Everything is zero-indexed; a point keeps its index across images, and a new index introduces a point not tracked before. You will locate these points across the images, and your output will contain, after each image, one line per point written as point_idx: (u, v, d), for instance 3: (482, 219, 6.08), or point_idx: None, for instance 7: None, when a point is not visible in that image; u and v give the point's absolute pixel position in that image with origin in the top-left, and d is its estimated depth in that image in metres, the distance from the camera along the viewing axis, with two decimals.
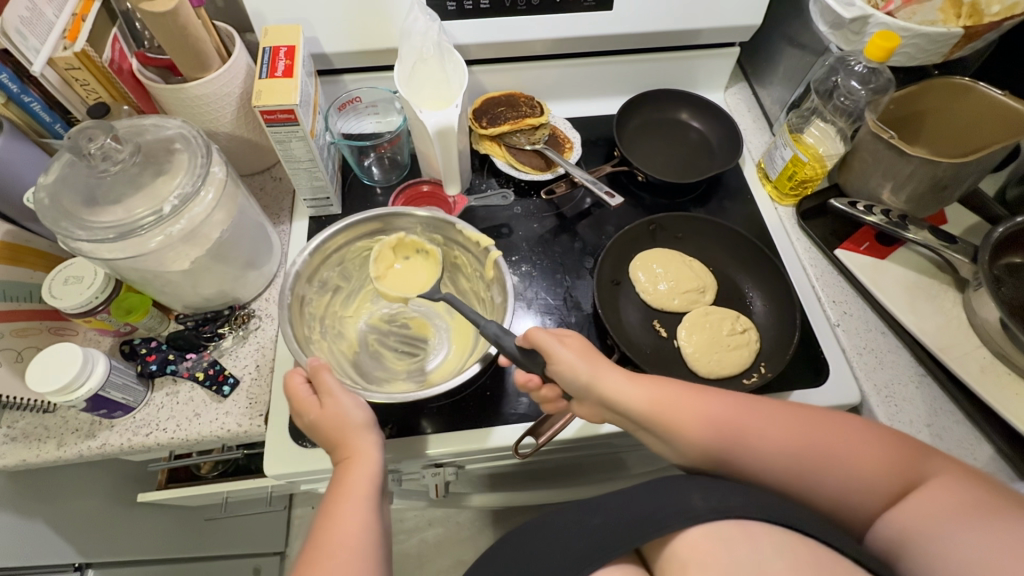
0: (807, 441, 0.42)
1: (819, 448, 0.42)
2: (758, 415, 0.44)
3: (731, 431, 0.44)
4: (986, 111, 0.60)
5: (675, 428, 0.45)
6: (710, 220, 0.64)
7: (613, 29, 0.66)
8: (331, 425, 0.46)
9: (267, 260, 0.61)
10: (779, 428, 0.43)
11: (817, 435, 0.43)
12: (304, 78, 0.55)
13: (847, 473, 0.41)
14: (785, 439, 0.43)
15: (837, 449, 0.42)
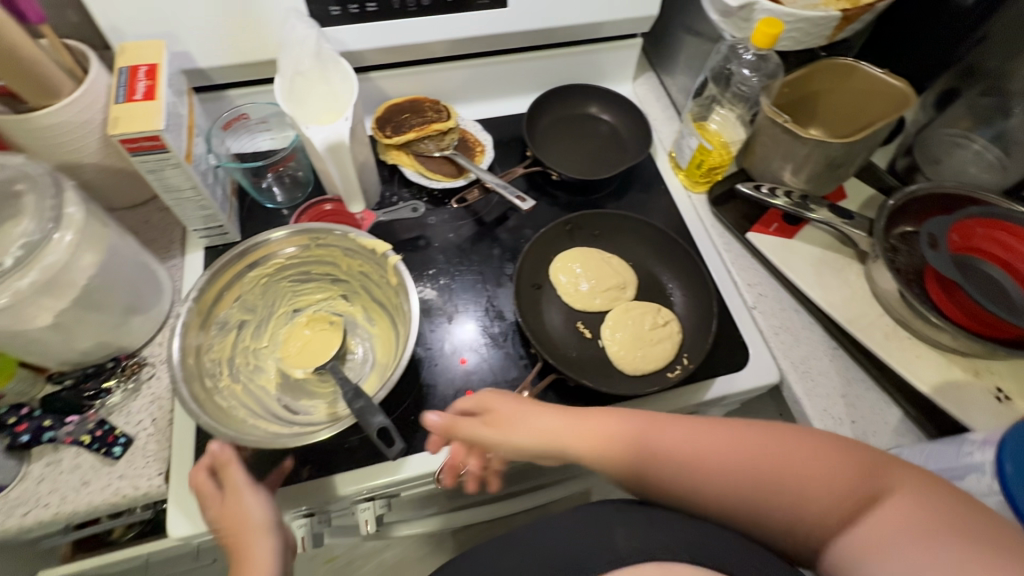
0: (765, 460, 0.41)
1: (770, 467, 0.41)
2: (711, 441, 0.43)
3: (681, 460, 0.43)
4: (870, 89, 0.62)
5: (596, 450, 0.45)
6: (625, 215, 0.64)
7: (512, 26, 0.64)
8: (228, 525, 0.40)
9: (156, 302, 0.55)
10: (737, 451, 0.42)
11: (776, 456, 0.42)
12: (172, 99, 0.50)
13: (804, 497, 0.40)
14: (741, 460, 0.42)
15: (796, 467, 0.41)
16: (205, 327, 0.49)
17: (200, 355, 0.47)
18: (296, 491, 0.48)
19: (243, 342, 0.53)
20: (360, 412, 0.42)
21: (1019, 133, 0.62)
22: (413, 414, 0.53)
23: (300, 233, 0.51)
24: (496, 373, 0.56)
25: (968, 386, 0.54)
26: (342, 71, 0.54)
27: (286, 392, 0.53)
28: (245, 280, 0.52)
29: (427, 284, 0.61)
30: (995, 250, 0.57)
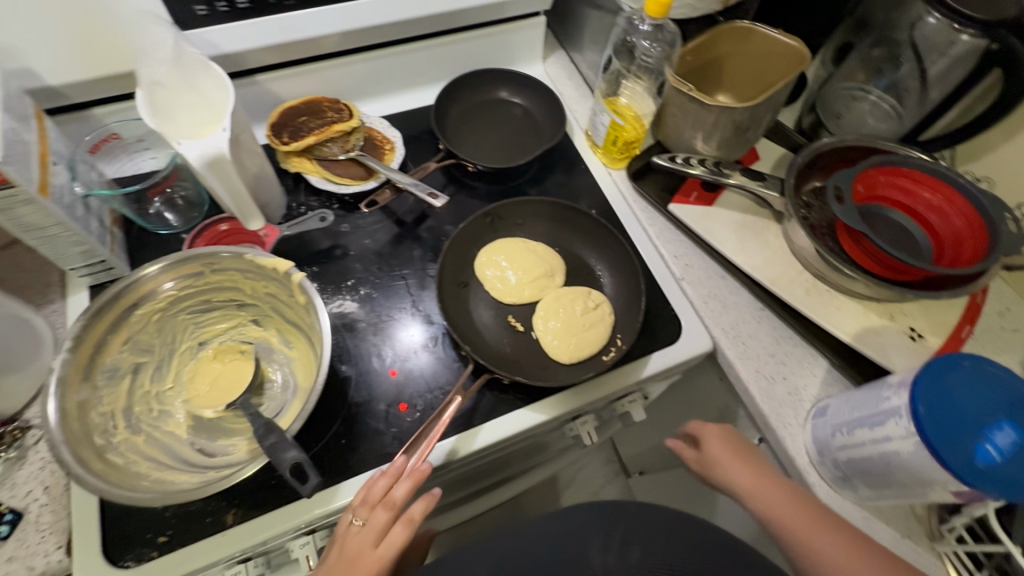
0: (780, 495, 0.48)
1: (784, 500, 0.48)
2: (745, 466, 0.52)
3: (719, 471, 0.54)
4: (768, 50, 0.63)
5: None
6: (544, 200, 0.63)
7: (405, 13, 0.60)
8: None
9: (34, 355, 0.49)
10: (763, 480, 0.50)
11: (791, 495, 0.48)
12: (12, 124, 0.44)
13: (813, 534, 0.45)
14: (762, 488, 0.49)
15: (805, 509, 0.46)
16: (89, 379, 0.43)
17: (84, 411, 0.42)
18: (221, 540, 0.45)
19: (140, 388, 0.48)
20: (271, 449, 0.38)
21: (909, 80, 0.64)
22: (343, 437, 0.50)
23: (184, 261, 0.46)
24: (430, 382, 0.53)
25: (885, 330, 0.56)
26: (216, 78, 0.49)
27: (200, 434, 0.48)
28: (133, 320, 0.46)
29: (346, 296, 0.57)
30: (896, 197, 0.60)
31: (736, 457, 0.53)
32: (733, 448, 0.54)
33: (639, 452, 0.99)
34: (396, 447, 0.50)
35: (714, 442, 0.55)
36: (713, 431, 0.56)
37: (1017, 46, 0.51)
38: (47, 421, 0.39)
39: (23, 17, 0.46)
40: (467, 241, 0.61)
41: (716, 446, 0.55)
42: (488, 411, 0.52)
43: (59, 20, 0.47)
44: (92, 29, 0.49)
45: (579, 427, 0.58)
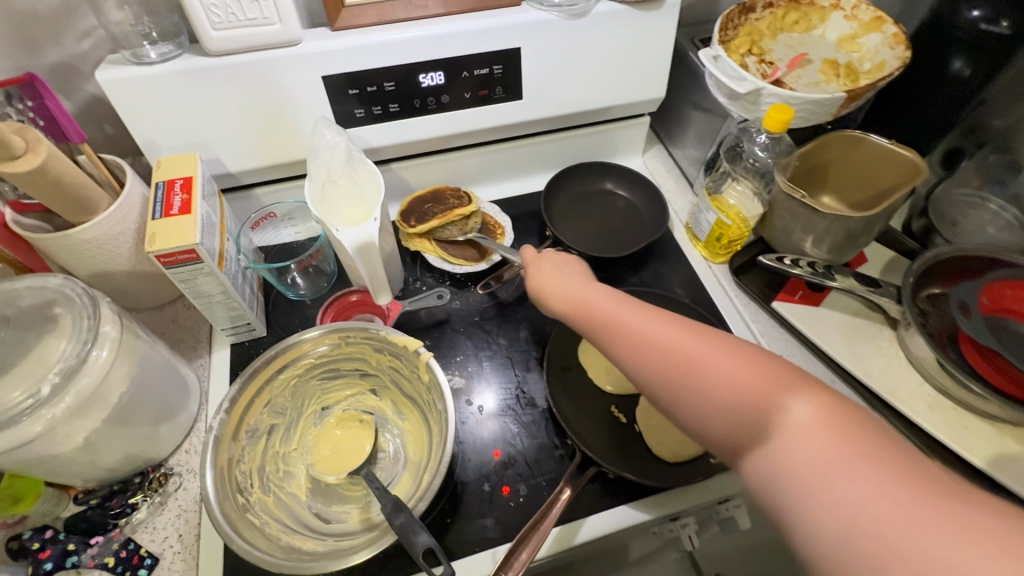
0: (716, 351, 0.37)
1: (727, 362, 0.36)
2: (654, 321, 0.41)
3: (659, 380, 0.39)
4: (882, 158, 0.63)
5: (644, 352, 0.40)
6: (648, 291, 0.64)
7: (528, 115, 0.66)
8: None
9: (184, 407, 0.54)
10: (697, 336, 0.38)
11: (718, 339, 0.38)
12: (206, 208, 0.52)
13: (814, 473, 0.31)
14: (698, 344, 0.38)
15: (756, 378, 0.35)
16: (235, 438, 0.48)
17: (231, 467, 0.46)
18: None
19: (272, 447, 0.52)
20: (401, 529, 0.39)
21: None
22: (448, 516, 0.51)
23: (331, 332, 0.51)
24: (533, 467, 0.54)
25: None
26: (370, 172, 0.55)
27: (318, 498, 0.51)
28: (275, 383, 0.51)
29: (455, 371, 0.60)
30: None
31: (678, 322, 0.40)
32: (657, 311, 0.41)
33: None
34: (499, 532, 0.50)
35: (638, 320, 0.41)
36: (611, 311, 0.43)
37: None
38: (205, 476, 0.43)
39: (226, 119, 0.55)
40: (547, 279, 0.50)
41: (642, 320, 0.41)
42: (590, 503, 0.51)
43: (250, 121, 0.56)
44: (274, 128, 0.57)
45: (678, 529, 0.56)
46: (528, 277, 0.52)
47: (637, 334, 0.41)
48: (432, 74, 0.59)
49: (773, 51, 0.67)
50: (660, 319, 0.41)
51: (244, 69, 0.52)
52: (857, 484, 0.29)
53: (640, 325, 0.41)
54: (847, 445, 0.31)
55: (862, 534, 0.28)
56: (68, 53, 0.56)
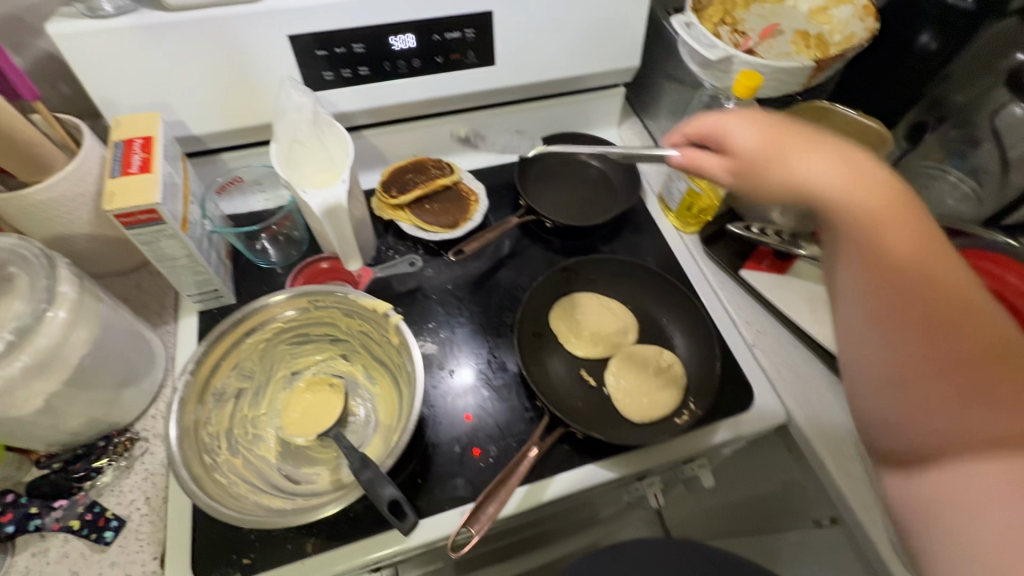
0: (844, 169, 0.34)
1: (847, 177, 0.33)
2: (801, 140, 0.36)
3: (754, 175, 0.37)
4: (848, 130, 0.65)
5: (834, 215, 0.34)
6: (620, 258, 0.65)
7: (501, 82, 0.66)
8: None
9: (149, 373, 0.54)
10: (816, 150, 0.35)
11: (847, 155, 0.34)
12: (168, 168, 0.50)
13: (903, 331, 0.32)
14: (816, 158, 0.34)
15: (917, 236, 0.32)
16: (202, 400, 0.47)
17: (198, 429, 0.46)
18: (302, 568, 0.46)
19: (240, 411, 0.52)
20: (368, 483, 0.40)
21: (989, 163, 0.66)
22: (419, 476, 0.52)
23: (298, 295, 0.51)
24: (503, 430, 0.55)
25: None
26: (340, 135, 0.54)
27: (288, 460, 0.51)
28: (243, 347, 0.51)
29: (427, 338, 0.60)
30: (979, 279, 0.59)
31: (779, 136, 0.37)
32: (774, 128, 0.37)
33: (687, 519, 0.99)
34: (468, 491, 0.51)
35: (743, 132, 0.38)
36: (742, 119, 0.39)
37: None
38: (169, 435, 0.43)
39: (188, 78, 0.54)
40: (715, 120, 0.40)
41: (824, 170, 0.34)
42: (557, 463, 0.53)
43: (213, 81, 0.55)
44: (239, 89, 0.56)
45: (645, 487, 0.58)
46: (700, 121, 0.41)
47: (741, 141, 0.38)
48: (403, 37, 0.58)
49: (746, 22, 0.68)
50: (769, 135, 0.37)
51: (204, 25, 0.51)
52: (950, 407, 0.32)
53: (742, 135, 0.38)
54: (927, 349, 0.32)
55: (915, 397, 0.33)
56: (16, 6, 0.53)
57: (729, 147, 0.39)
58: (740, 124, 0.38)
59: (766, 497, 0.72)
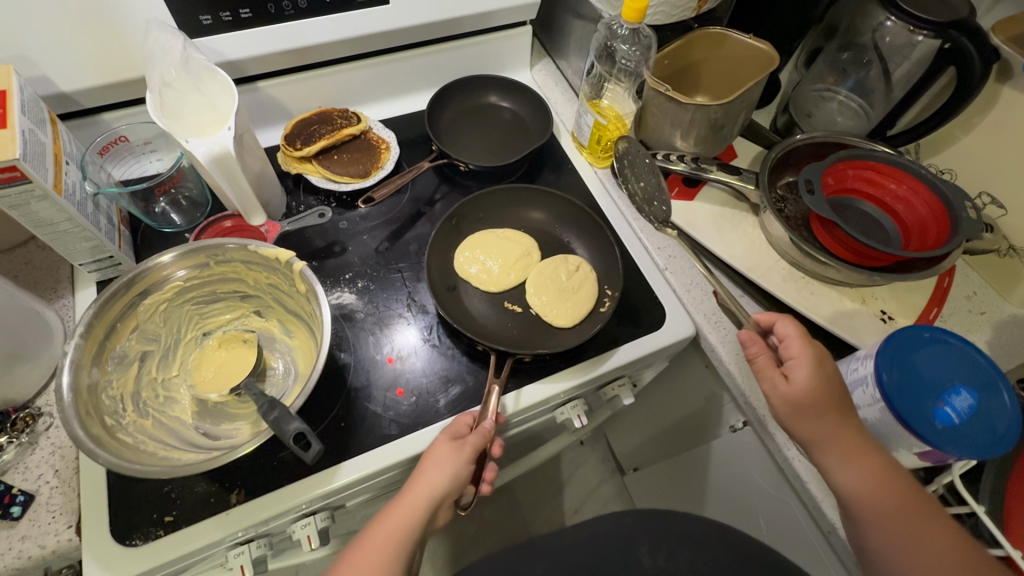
0: (851, 436, 0.44)
1: (871, 480, 0.43)
2: (840, 416, 0.45)
3: (800, 420, 0.46)
4: (739, 54, 0.67)
5: (854, 489, 0.43)
6: (506, 188, 0.67)
7: (398, 22, 0.64)
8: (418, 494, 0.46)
9: (45, 346, 0.51)
10: (840, 418, 0.44)
11: (861, 436, 0.44)
12: (30, 125, 0.47)
13: (884, 518, 0.42)
14: (834, 420, 0.44)
15: (882, 474, 0.43)
16: (99, 363, 0.46)
17: (96, 392, 0.45)
18: (226, 519, 0.46)
19: (148, 374, 0.51)
20: (275, 422, 0.41)
21: (874, 82, 0.69)
22: (342, 420, 0.52)
23: (191, 252, 0.49)
24: (426, 369, 0.55)
25: (857, 314, 0.59)
26: (219, 82, 0.54)
27: (206, 419, 0.51)
28: (140, 309, 0.49)
29: (344, 288, 0.60)
30: (865, 189, 0.63)
31: (831, 392, 0.45)
32: (831, 379, 0.46)
33: (637, 449, 1.05)
34: (395, 429, 0.52)
35: (805, 370, 0.46)
36: (811, 359, 0.47)
37: (966, 42, 0.55)
38: (61, 399, 0.41)
39: (42, 27, 0.49)
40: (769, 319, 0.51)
41: (805, 380, 0.46)
42: (479, 394, 0.54)
43: (74, 29, 0.50)
44: (106, 39, 0.52)
45: (569, 411, 0.61)
46: (778, 328, 0.50)
47: (800, 380, 0.46)
48: None
49: None
50: (827, 386, 0.46)
51: None
52: None
53: (801, 378, 0.46)
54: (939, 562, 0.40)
55: None
56: None
57: (789, 373, 0.47)
58: (808, 360, 0.47)
59: (692, 414, 0.77)
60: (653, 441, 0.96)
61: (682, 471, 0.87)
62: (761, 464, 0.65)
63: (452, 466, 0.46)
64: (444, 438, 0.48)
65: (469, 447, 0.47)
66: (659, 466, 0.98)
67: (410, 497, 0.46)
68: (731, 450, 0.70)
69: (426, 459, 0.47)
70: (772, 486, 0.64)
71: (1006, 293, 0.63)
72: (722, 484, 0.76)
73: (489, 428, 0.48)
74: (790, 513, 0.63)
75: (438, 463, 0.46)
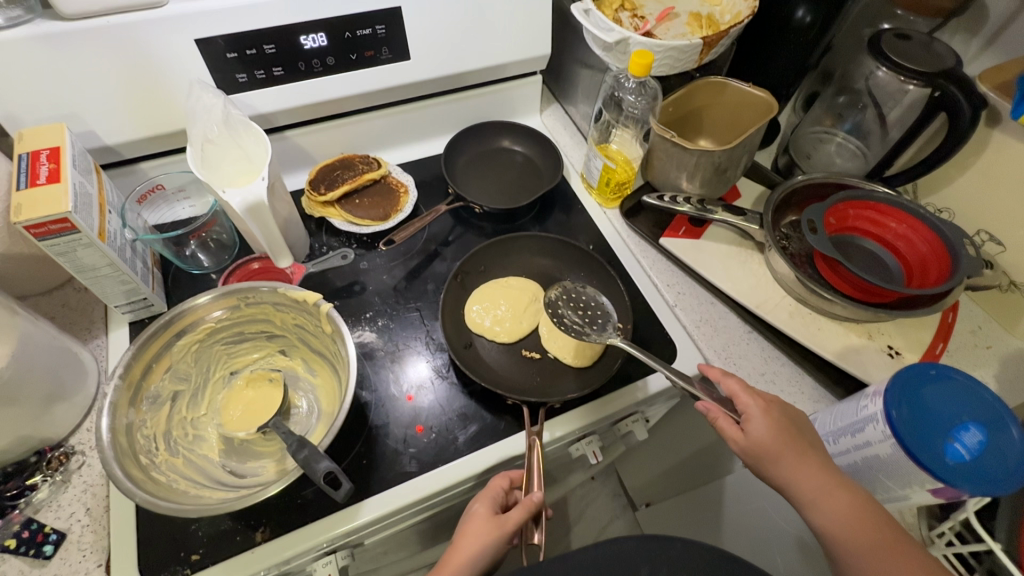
0: (817, 474, 0.45)
1: (844, 515, 0.43)
2: (799, 456, 0.46)
3: (765, 467, 0.47)
4: (739, 102, 0.70)
5: (828, 523, 0.44)
6: (513, 235, 0.70)
7: (418, 75, 0.68)
8: (457, 561, 0.47)
9: (80, 386, 0.53)
10: (802, 458, 0.46)
11: (826, 472, 0.45)
12: (80, 178, 0.50)
13: (860, 550, 0.42)
14: (796, 462, 0.46)
15: (852, 505, 0.44)
16: (135, 404, 0.48)
17: (131, 432, 0.47)
18: (251, 557, 0.47)
19: (178, 413, 0.53)
20: (305, 461, 0.42)
21: (870, 125, 0.72)
22: (364, 457, 0.53)
23: (226, 295, 0.52)
24: (445, 406, 0.57)
25: (864, 348, 0.60)
26: (253, 134, 0.58)
27: (232, 457, 0.53)
28: (175, 350, 0.52)
29: (365, 327, 0.62)
30: (866, 227, 0.65)
31: (785, 437, 0.47)
32: (785, 423, 0.47)
33: (648, 483, 1.05)
34: (415, 466, 0.53)
35: (757, 421, 0.47)
36: (760, 410, 0.48)
37: (954, 91, 0.58)
38: (100, 440, 0.43)
39: (94, 90, 0.53)
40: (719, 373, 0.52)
41: (763, 430, 0.47)
42: (497, 431, 0.56)
43: (122, 90, 0.54)
44: (150, 97, 0.56)
45: (584, 447, 0.62)
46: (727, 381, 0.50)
47: (756, 431, 0.47)
48: (313, 36, 0.59)
49: (645, 6, 0.72)
50: (782, 431, 0.47)
51: (106, 34, 0.50)
52: None
53: (756, 431, 0.47)
54: None
55: None
56: None
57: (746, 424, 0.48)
58: (759, 408, 0.48)
59: (703, 449, 0.77)
60: (666, 475, 0.96)
61: (696, 506, 0.87)
62: (776, 497, 0.65)
63: (488, 543, 0.47)
64: (480, 510, 0.49)
65: (509, 523, 0.47)
66: (673, 501, 0.97)
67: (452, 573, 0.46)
68: (745, 485, 0.71)
69: (466, 535, 0.48)
70: (787, 521, 0.64)
71: (1011, 328, 0.64)
72: (737, 520, 0.76)
73: (535, 499, 0.49)
74: (804, 550, 0.63)
75: (478, 540, 0.47)
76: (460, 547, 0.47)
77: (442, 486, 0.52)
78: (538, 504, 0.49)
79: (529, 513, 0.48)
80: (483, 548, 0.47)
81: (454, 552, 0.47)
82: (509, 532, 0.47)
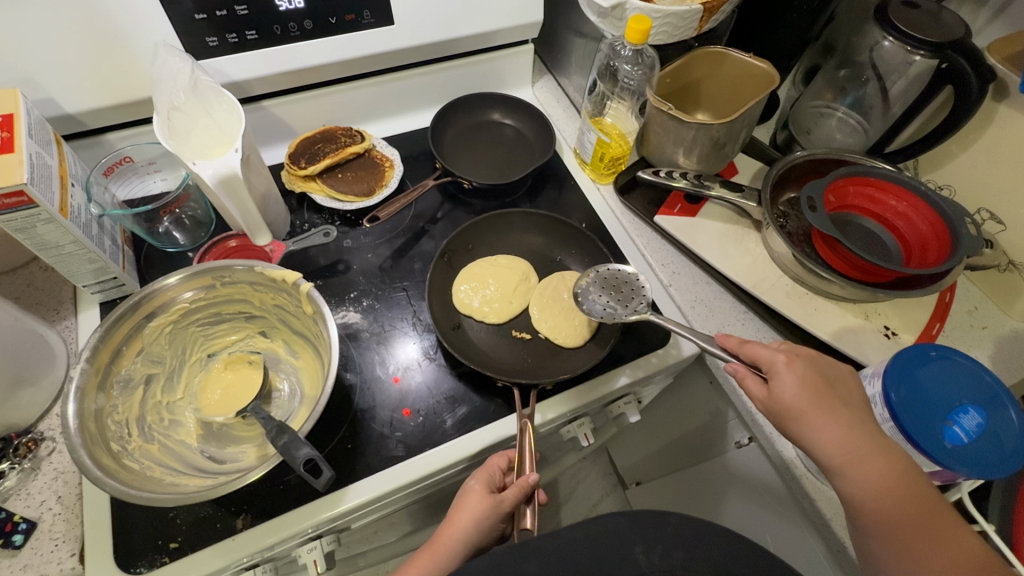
0: (847, 437, 0.41)
1: (878, 484, 0.40)
2: (831, 419, 0.42)
3: (789, 427, 0.44)
4: (739, 73, 0.67)
5: (858, 488, 0.41)
6: (503, 211, 0.67)
7: (402, 42, 0.64)
8: (450, 536, 0.46)
9: (48, 369, 0.51)
10: (834, 419, 0.42)
11: (859, 435, 0.41)
12: (37, 148, 0.46)
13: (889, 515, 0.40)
14: (825, 425, 0.42)
15: (888, 473, 0.40)
16: (104, 388, 0.46)
17: (101, 419, 0.45)
18: (232, 544, 0.46)
19: (152, 397, 0.51)
20: (284, 448, 0.41)
21: (873, 98, 0.69)
22: (349, 442, 0.51)
23: (197, 274, 0.49)
24: (432, 389, 0.55)
25: (861, 329, 0.59)
26: (226, 103, 0.55)
27: (210, 442, 0.51)
28: (146, 332, 0.49)
29: (349, 307, 0.59)
30: (865, 205, 0.64)
31: (818, 399, 0.43)
32: (815, 381, 0.43)
33: (638, 463, 1.06)
34: (401, 450, 0.51)
35: (787, 383, 0.43)
36: (788, 370, 0.44)
37: (963, 63, 0.56)
38: (67, 427, 0.41)
39: (49, 52, 0.49)
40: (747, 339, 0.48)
41: (792, 391, 0.43)
42: (486, 414, 0.54)
43: (79, 53, 0.50)
44: (110, 62, 0.52)
45: (576, 429, 0.61)
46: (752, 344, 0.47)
47: (781, 390, 0.43)
48: None
49: None
50: (812, 391, 0.43)
51: None
52: None
53: (785, 392, 0.43)
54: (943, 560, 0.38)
55: None
56: None
57: (774, 386, 0.44)
58: (786, 366, 0.44)
59: (694, 431, 0.78)
60: (656, 456, 0.96)
61: (685, 485, 0.87)
62: (766, 478, 0.65)
63: (482, 520, 0.46)
64: (476, 485, 0.48)
65: (505, 502, 0.46)
66: (661, 481, 0.98)
67: (443, 549, 0.45)
68: (734, 466, 0.71)
69: (460, 509, 0.47)
70: (777, 499, 0.64)
71: (1007, 308, 0.63)
72: (725, 498, 0.76)
73: (530, 481, 0.47)
74: (792, 530, 0.63)
75: (473, 515, 0.46)
76: (455, 520, 0.47)
77: (430, 469, 0.50)
78: (534, 485, 0.47)
79: (524, 494, 0.47)
80: (477, 526, 0.46)
81: (448, 526, 0.47)
82: (505, 509, 0.46)
